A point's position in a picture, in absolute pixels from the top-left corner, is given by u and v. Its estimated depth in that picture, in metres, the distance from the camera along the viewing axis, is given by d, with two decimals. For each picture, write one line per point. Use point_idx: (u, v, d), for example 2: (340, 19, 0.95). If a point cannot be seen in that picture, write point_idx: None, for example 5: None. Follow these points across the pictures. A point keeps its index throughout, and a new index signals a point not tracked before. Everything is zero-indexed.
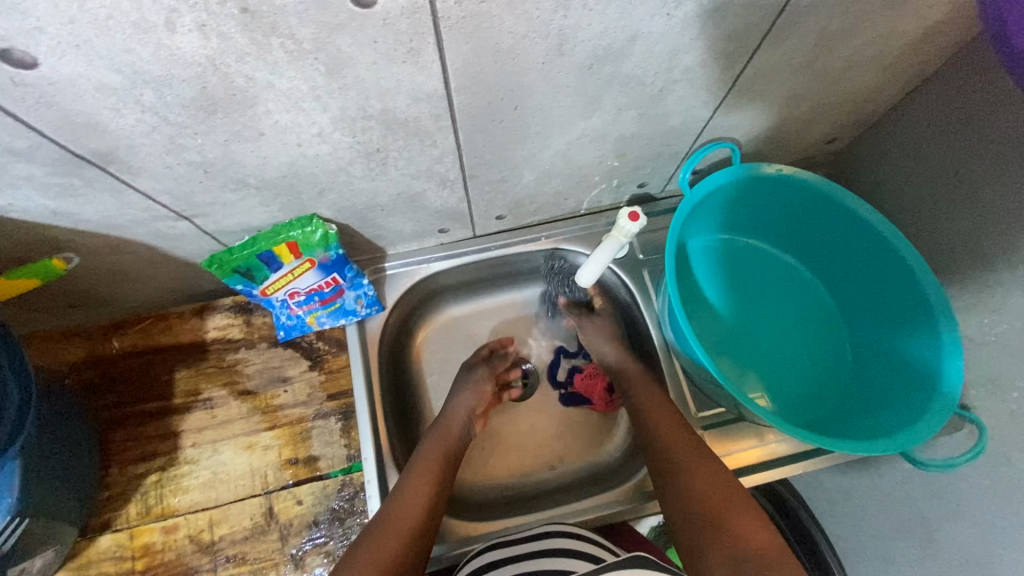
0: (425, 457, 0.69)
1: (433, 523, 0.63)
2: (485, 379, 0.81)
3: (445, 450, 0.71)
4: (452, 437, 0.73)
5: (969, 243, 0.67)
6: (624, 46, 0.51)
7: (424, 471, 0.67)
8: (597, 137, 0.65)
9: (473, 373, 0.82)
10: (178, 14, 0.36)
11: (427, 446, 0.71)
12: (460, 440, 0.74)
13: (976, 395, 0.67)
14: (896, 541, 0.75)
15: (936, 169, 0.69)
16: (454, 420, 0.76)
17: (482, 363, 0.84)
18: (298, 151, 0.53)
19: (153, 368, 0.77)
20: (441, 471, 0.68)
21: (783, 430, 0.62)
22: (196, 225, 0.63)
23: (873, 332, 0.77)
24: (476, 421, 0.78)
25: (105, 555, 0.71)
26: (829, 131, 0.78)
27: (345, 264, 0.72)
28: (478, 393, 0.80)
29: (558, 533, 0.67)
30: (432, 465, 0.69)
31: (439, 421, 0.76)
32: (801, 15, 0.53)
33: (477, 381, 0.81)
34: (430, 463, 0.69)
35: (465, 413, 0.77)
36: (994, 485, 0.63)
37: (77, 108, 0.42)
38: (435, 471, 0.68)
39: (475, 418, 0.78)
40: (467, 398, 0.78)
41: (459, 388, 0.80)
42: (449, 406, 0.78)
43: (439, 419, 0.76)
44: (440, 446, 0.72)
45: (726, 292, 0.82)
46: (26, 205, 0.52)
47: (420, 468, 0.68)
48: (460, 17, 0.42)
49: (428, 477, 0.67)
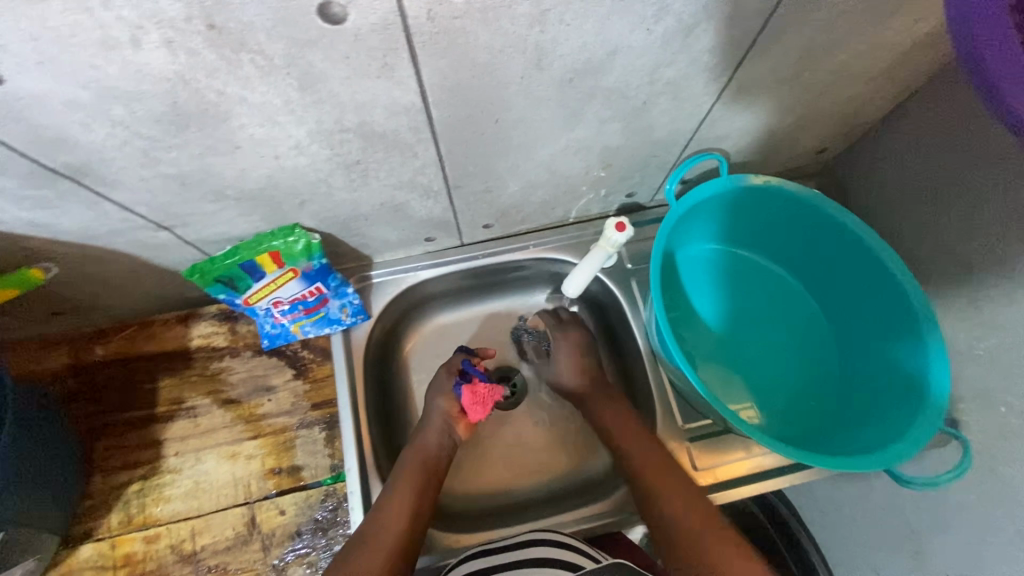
0: (405, 468, 0.69)
1: (416, 537, 0.64)
2: (448, 377, 0.76)
3: (427, 459, 0.71)
4: (430, 451, 0.72)
5: (959, 255, 0.66)
6: (604, 60, 0.50)
7: (405, 485, 0.67)
8: (582, 149, 0.65)
9: (436, 378, 0.77)
10: (143, 31, 0.36)
11: (406, 459, 0.71)
12: (439, 447, 0.73)
13: (964, 410, 0.67)
14: (885, 554, 0.74)
15: (926, 180, 0.68)
16: (429, 431, 0.74)
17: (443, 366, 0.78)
18: (276, 163, 0.53)
19: (136, 376, 0.77)
20: (419, 487, 0.68)
21: (768, 446, 0.62)
22: (177, 235, 0.62)
23: (862, 346, 0.76)
24: (456, 421, 0.75)
25: (85, 564, 0.71)
26: (820, 140, 0.77)
27: (329, 273, 0.72)
28: (449, 394, 0.75)
29: (535, 543, 0.66)
30: (412, 478, 0.68)
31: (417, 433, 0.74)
32: (785, 28, 0.52)
33: (441, 385, 0.76)
34: (410, 477, 0.68)
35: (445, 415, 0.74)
36: (981, 501, 0.63)
37: (47, 123, 0.42)
38: (415, 487, 0.67)
39: (453, 419, 0.75)
40: (440, 401, 0.75)
41: (430, 397, 0.76)
42: (425, 419, 0.75)
43: (417, 430, 0.75)
44: (420, 458, 0.71)
45: (714, 302, 0.82)
46: (1, 216, 0.52)
47: (402, 482, 0.68)
48: (433, 33, 0.42)
49: (411, 489, 0.67)
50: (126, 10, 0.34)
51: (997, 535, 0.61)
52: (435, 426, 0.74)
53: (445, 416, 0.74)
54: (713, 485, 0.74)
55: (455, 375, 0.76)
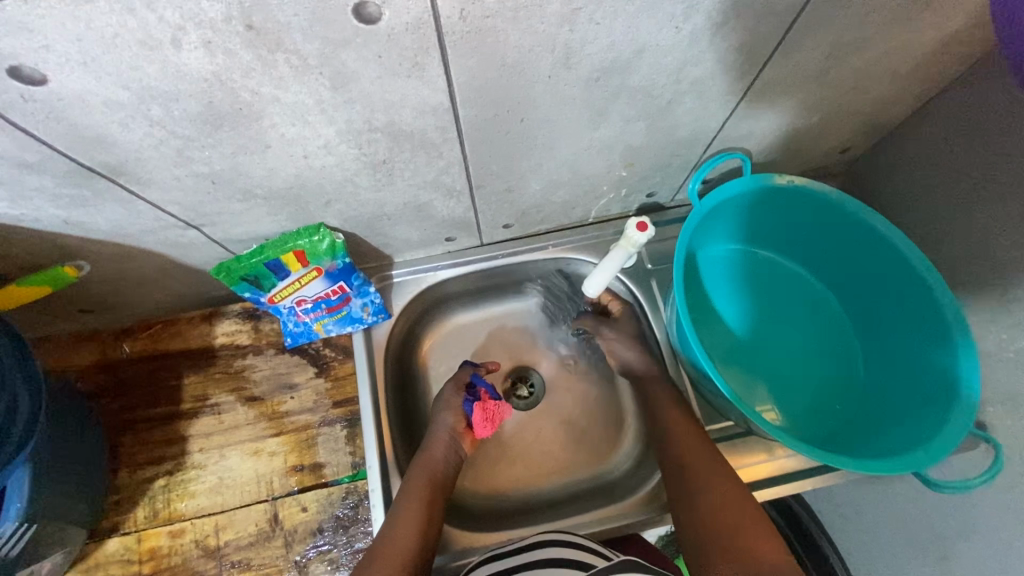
0: (412, 482, 0.68)
1: (427, 551, 0.63)
2: (455, 392, 0.77)
3: (435, 470, 0.70)
4: (436, 466, 0.71)
5: (988, 256, 0.65)
6: (631, 59, 0.50)
7: (414, 498, 0.66)
8: (605, 148, 0.65)
9: (443, 391, 0.78)
10: (184, 32, 0.37)
11: (413, 472, 0.69)
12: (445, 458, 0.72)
13: (993, 413, 0.66)
14: (911, 561, 0.72)
15: (954, 180, 0.67)
16: (436, 444, 0.73)
17: (450, 380, 0.79)
18: (305, 162, 0.53)
19: (162, 373, 0.78)
20: (428, 503, 0.66)
21: (795, 448, 0.61)
22: (205, 234, 0.63)
23: (887, 347, 0.75)
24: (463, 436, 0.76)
25: (112, 558, 0.72)
26: (844, 140, 0.77)
27: (352, 272, 0.72)
28: (457, 409, 0.76)
29: (545, 543, 0.66)
30: (420, 491, 0.67)
31: (422, 446, 0.73)
32: (813, 26, 0.52)
33: (448, 398, 0.77)
34: (418, 493, 0.67)
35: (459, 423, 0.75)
36: (1011, 506, 0.62)
37: (87, 123, 0.43)
38: (424, 504, 0.66)
39: (459, 435, 0.75)
40: (448, 415, 0.75)
41: (437, 409, 0.76)
42: (430, 432, 0.75)
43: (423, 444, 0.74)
44: (427, 470, 0.70)
45: (735, 303, 0.81)
46: (38, 214, 0.53)
47: (410, 496, 0.66)
48: (465, 32, 0.42)
49: (419, 507, 0.65)
50: (168, 11, 0.35)
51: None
52: (441, 437, 0.74)
53: (451, 430, 0.74)
54: None
55: (463, 392, 0.78)
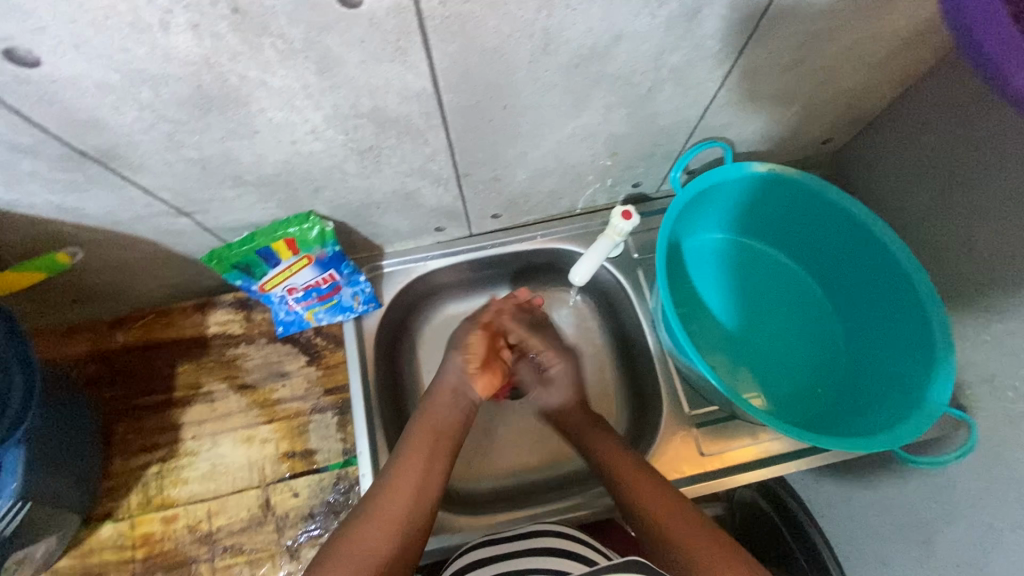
0: (414, 441, 0.68)
1: (426, 518, 0.62)
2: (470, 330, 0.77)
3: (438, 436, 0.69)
4: (440, 421, 0.71)
5: (964, 242, 0.66)
6: (609, 45, 0.52)
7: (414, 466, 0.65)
8: (588, 137, 0.67)
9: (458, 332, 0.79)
10: (172, 14, 0.38)
11: (416, 436, 0.68)
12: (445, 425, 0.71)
13: (972, 395, 0.67)
14: (894, 544, 0.73)
15: (931, 167, 0.69)
16: (439, 398, 0.73)
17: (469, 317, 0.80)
18: (293, 148, 0.55)
19: (156, 361, 0.79)
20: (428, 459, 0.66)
21: (774, 427, 0.63)
22: (197, 222, 0.65)
23: (870, 331, 0.77)
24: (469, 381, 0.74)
25: (106, 544, 0.73)
26: (825, 130, 0.78)
27: (342, 260, 0.74)
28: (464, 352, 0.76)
29: (553, 534, 0.67)
30: (422, 446, 0.67)
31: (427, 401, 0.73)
32: (787, 14, 0.54)
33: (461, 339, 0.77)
34: (420, 448, 0.67)
35: (456, 384, 0.74)
36: (988, 487, 0.63)
37: (79, 106, 0.44)
38: (424, 455, 0.66)
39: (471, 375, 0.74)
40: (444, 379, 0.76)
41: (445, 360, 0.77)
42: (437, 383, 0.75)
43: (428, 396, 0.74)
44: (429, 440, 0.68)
45: (719, 291, 0.83)
46: (33, 200, 0.54)
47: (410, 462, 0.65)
48: (445, 17, 0.44)
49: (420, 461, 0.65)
50: None
51: (993, 515, 0.62)
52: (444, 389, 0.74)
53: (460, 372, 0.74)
54: (720, 470, 0.74)
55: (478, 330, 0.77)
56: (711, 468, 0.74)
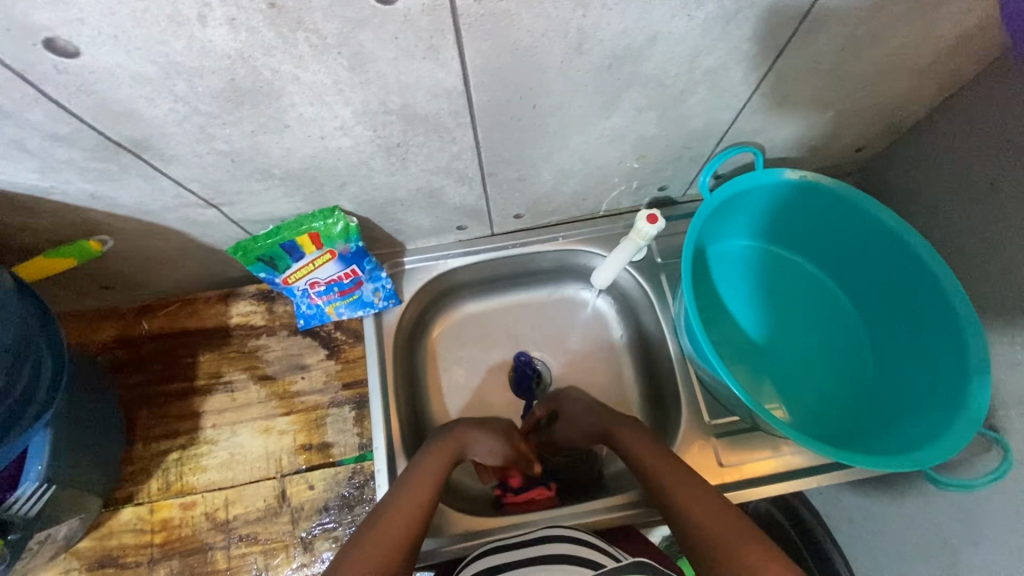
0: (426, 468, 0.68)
1: (419, 531, 0.61)
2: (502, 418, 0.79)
3: (434, 488, 0.66)
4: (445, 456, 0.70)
5: (1004, 258, 0.64)
6: (644, 46, 0.51)
7: (402, 516, 0.61)
8: (616, 138, 0.65)
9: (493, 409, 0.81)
10: (210, 8, 0.38)
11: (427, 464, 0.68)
12: (439, 482, 0.67)
13: (1006, 416, 0.64)
14: (917, 566, 0.71)
15: (971, 180, 0.66)
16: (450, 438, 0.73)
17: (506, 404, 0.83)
18: (322, 143, 0.55)
19: (178, 350, 0.80)
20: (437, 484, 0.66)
21: (799, 442, 0.61)
22: (224, 213, 0.65)
23: (899, 345, 0.75)
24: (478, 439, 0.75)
25: (125, 527, 0.74)
26: (861, 136, 0.76)
27: (365, 256, 0.74)
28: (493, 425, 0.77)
29: (557, 539, 0.66)
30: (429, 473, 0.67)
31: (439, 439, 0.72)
32: (828, 18, 0.52)
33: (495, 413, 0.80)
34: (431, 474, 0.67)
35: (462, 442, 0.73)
36: (1019, 512, 0.60)
37: (115, 97, 0.45)
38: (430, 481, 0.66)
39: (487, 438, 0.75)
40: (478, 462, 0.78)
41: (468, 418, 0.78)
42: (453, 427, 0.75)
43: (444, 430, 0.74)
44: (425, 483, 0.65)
45: (744, 300, 0.81)
46: (66, 187, 0.55)
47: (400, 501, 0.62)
48: (480, 15, 0.43)
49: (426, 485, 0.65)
50: None
51: (1018, 538, 0.60)
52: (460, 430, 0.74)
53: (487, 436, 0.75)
54: (740, 481, 0.73)
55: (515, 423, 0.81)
56: (730, 479, 0.73)
